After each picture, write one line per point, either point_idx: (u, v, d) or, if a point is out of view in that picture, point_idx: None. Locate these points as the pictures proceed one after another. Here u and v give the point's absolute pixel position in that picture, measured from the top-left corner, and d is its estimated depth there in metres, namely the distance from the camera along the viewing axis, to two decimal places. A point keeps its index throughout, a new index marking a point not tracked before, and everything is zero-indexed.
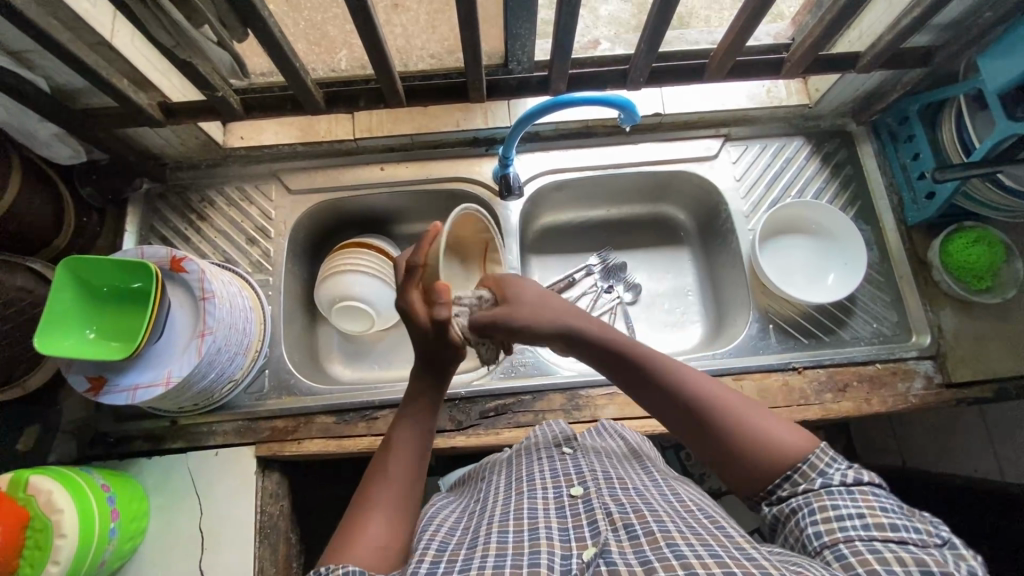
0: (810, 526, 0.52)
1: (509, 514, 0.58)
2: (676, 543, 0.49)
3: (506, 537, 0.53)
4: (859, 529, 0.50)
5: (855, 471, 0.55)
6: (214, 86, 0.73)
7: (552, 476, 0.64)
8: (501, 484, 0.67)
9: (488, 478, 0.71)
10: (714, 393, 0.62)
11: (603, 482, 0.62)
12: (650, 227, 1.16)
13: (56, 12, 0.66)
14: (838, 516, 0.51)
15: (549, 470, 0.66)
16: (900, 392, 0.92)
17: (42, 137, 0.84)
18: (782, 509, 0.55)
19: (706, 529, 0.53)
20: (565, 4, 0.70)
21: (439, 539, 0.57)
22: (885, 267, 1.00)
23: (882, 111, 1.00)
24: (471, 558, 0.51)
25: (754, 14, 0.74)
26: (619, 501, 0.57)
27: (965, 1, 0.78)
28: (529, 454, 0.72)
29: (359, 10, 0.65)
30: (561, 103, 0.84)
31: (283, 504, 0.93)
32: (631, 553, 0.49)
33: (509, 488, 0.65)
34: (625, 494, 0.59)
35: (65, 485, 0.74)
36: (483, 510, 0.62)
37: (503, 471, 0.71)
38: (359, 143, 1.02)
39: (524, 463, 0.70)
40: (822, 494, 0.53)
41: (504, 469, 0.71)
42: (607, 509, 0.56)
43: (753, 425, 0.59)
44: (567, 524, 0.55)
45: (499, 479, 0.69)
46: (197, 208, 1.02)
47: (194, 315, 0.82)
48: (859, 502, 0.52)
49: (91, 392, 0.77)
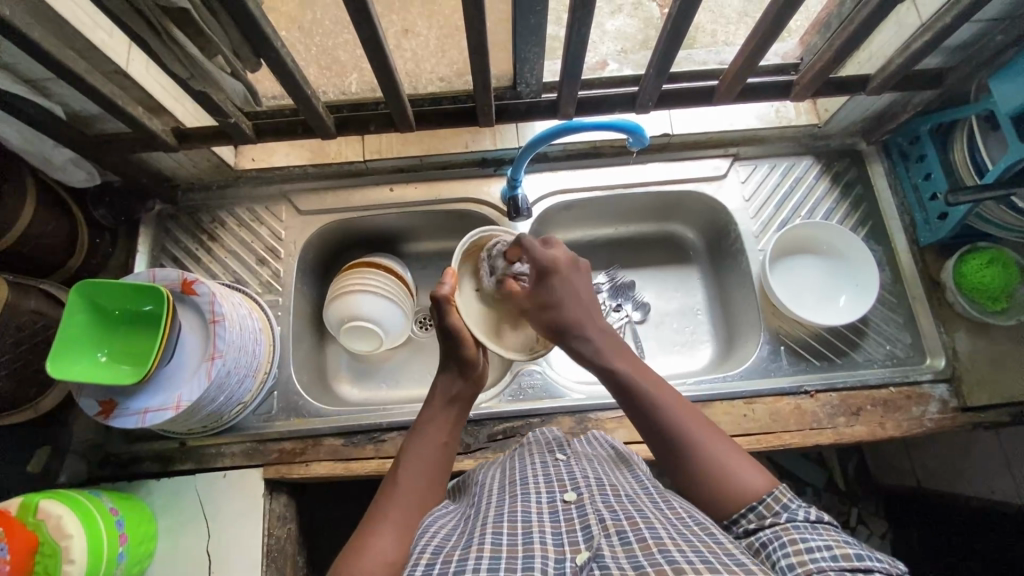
0: (781, 558, 0.51)
1: (504, 516, 0.56)
2: (668, 549, 0.48)
3: (500, 539, 0.52)
4: (828, 560, 0.49)
5: (815, 511, 0.56)
6: (228, 113, 0.74)
7: (546, 481, 0.63)
8: (496, 484, 0.66)
9: (480, 482, 0.71)
10: (687, 417, 0.64)
11: (596, 488, 0.60)
12: (659, 245, 1.15)
13: (73, 43, 0.67)
14: (808, 547, 0.50)
15: (543, 475, 0.64)
16: (915, 416, 0.91)
17: (57, 162, 0.85)
18: (751, 542, 0.55)
19: (697, 536, 0.52)
20: (576, 31, 0.71)
21: (436, 542, 0.56)
22: (897, 288, 0.99)
23: (893, 131, 0.99)
24: (465, 559, 0.50)
25: (764, 39, 0.74)
26: (612, 507, 0.56)
27: (976, 24, 0.78)
28: (522, 457, 0.71)
29: (371, 39, 0.66)
30: (571, 128, 0.83)
31: (291, 527, 0.93)
32: (624, 558, 0.48)
33: (504, 488, 0.63)
34: (618, 501, 0.58)
35: (75, 509, 0.74)
36: (477, 513, 0.61)
37: (496, 473, 0.70)
38: (368, 165, 1.03)
39: (518, 467, 0.68)
40: (790, 528, 0.53)
41: (501, 469, 0.70)
42: (601, 515, 0.55)
43: (718, 456, 0.61)
44: (560, 529, 0.54)
45: (494, 479, 0.68)
46: (208, 229, 1.03)
47: (202, 336, 0.82)
48: (825, 536, 0.51)
49: (102, 415, 0.78)
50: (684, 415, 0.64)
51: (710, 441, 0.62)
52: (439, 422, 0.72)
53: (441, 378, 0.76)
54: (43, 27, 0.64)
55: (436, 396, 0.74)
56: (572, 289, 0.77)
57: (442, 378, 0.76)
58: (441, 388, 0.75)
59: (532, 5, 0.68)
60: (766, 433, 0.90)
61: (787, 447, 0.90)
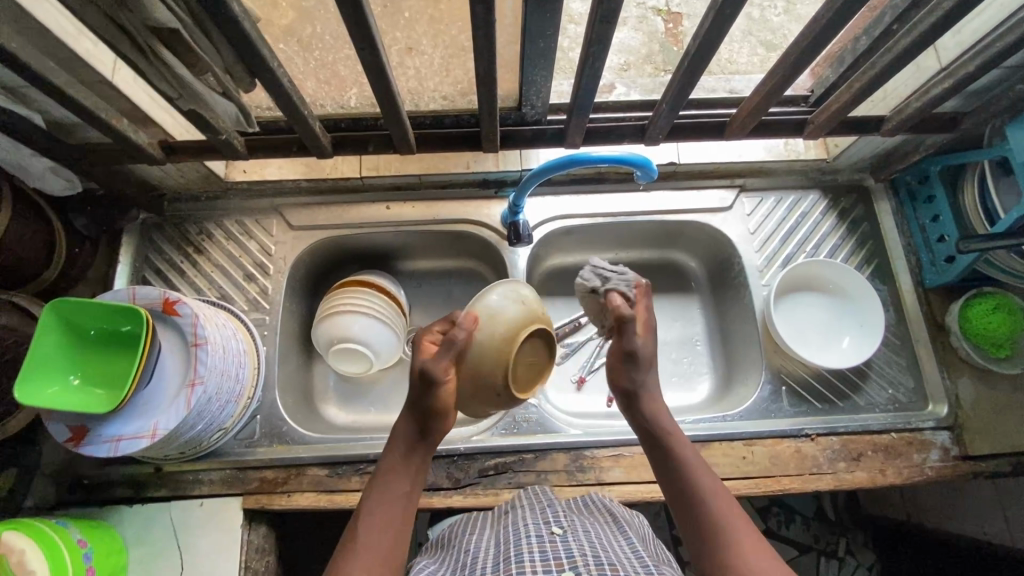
0: None
1: None
2: None
3: None
4: None
5: None
6: (219, 130, 0.70)
7: (542, 558, 0.58)
8: (489, 560, 0.61)
9: (474, 547, 0.66)
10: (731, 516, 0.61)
11: (595, 567, 0.56)
12: (660, 272, 1.12)
13: (55, 53, 0.63)
14: None
15: (539, 552, 0.59)
16: (916, 464, 0.89)
17: (35, 171, 0.81)
18: None
19: None
20: (588, 64, 0.68)
21: None
22: (901, 329, 0.97)
23: (902, 170, 0.97)
24: None
25: (782, 78, 0.72)
26: None
27: (997, 71, 0.76)
28: (517, 526, 0.67)
29: (373, 62, 0.63)
30: (577, 160, 0.81)
31: (270, 559, 0.89)
32: None
33: (497, 566, 0.59)
34: None
35: (40, 542, 0.70)
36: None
37: (491, 545, 0.65)
38: (366, 181, 1.00)
39: (511, 539, 0.64)
40: None
41: (493, 543, 0.66)
42: None
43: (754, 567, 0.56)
44: None
45: (487, 553, 0.64)
46: (194, 241, 0.98)
47: (182, 362, 0.78)
48: None
49: (72, 442, 0.73)
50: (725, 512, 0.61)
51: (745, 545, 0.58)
52: (401, 468, 0.65)
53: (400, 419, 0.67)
54: (21, 35, 0.60)
55: (394, 443, 0.67)
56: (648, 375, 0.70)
57: (401, 418, 0.67)
58: (401, 433, 0.67)
59: (543, 29, 0.65)
60: (764, 476, 0.88)
61: (785, 493, 0.88)
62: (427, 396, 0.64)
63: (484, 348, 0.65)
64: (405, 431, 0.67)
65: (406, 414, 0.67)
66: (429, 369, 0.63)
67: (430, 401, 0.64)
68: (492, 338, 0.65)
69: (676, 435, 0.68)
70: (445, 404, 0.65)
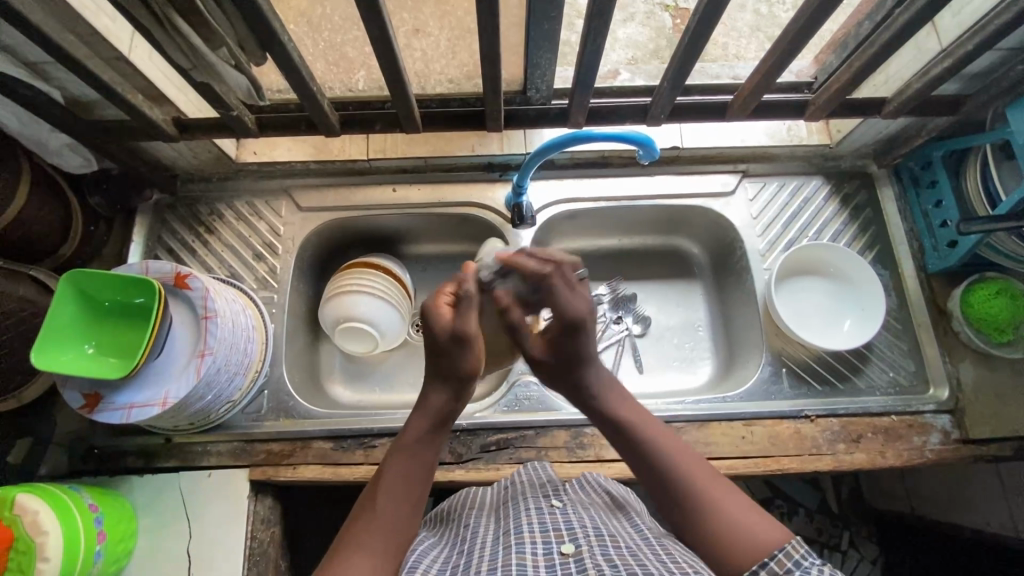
0: None
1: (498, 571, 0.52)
2: None
3: None
4: None
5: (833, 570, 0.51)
6: (231, 106, 0.73)
7: (541, 530, 0.59)
8: (489, 534, 0.62)
9: (473, 524, 0.67)
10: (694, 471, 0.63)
11: (595, 540, 0.57)
12: (662, 258, 1.13)
13: (75, 27, 0.66)
14: None
15: (537, 523, 0.61)
16: (916, 446, 0.90)
17: (53, 147, 0.83)
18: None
19: None
20: (591, 43, 0.69)
21: None
22: (903, 314, 0.97)
23: (905, 155, 0.98)
24: None
25: (782, 57, 0.73)
26: (612, 563, 0.52)
27: (998, 52, 0.77)
28: (515, 502, 0.68)
29: (380, 37, 0.64)
30: (579, 138, 0.82)
31: (275, 530, 0.91)
32: None
33: (497, 538, 0.60)
34: (618, 555, 0.54)
35: (53, 504, 0.72)
36: (468, 563, 0.57)
37: (489, 522, 0.66)
38: (372, 163, 1.02)
39: (511, 514, 0.65)
40: None
41: (493, 519, 0.67)
42: (602, 571, 0.50)
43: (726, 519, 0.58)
44: None
45: (487, 527, 0.65)
46: (205, 221, 1.01)
47: (193, 334, 0.80)
48: None
49: (86, 409, 0.76)
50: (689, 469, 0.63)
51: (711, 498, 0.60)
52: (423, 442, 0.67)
53: (433, 391, 0.70)
54: (44, 9, 0.62)
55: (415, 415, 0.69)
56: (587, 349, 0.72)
57: (433, 392, 0.69)
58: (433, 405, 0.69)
59: (547, 10, 0.66)
60: (763, 456, 0.89)
61: (785, 472, 0.88)
62: (460, 355, 0.68)
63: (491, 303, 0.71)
64: (434, 405, 0.69)
65: (439, 386, 0.69)
66: (458, 327, 0.67)
67: (463, 361, 0.68)
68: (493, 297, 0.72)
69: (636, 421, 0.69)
70: (472, 366, 0.69)
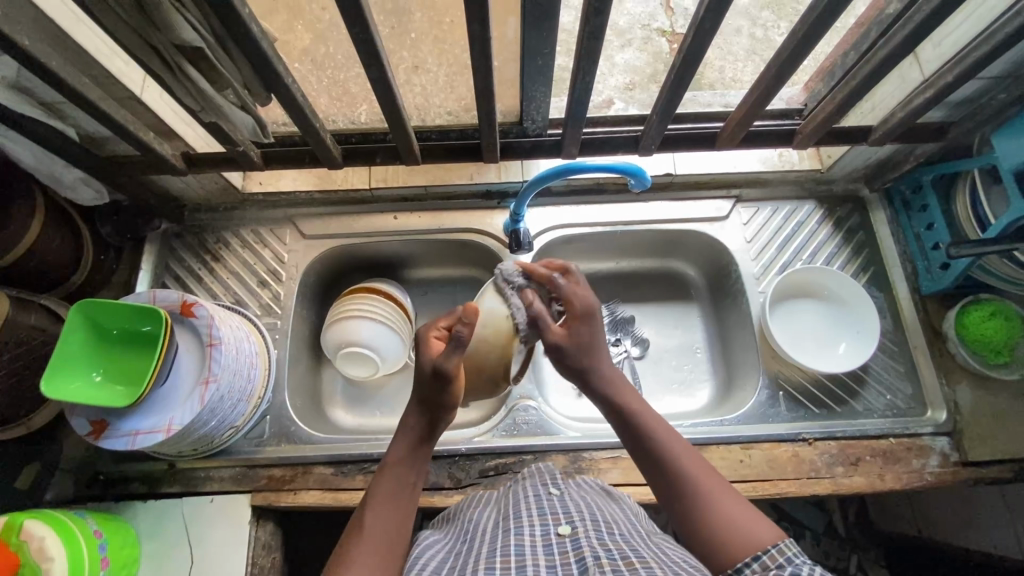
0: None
1: (496, 552, 0.54)
2: None
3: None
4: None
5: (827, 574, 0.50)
6: (236, 141, 0.76)
7: (540, 514, 0.60)
8: (490, 521, 0.64)
9: (475, 515, 0.69)
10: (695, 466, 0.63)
11: (591, 523, 0.58)
12: (659, 281, 1.15)
13: (91, 71, 0.69)
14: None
15: (536, 508, 0.62)
16: (915, 469, 0.89)
17: (67, 181, 0.87)
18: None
19: None
20: (581, 79, 0.72)
21: None
22: (899, 336, 0.98)
23: (896, 179, 1.00)
24: None
25: (767, 89, 0.76)
26: (607, 546, 0.53)
27: (978, 82, 0.79)
28: (516, 491, 0.70)
29: (380, 78, 0.67)
30: (573, 168, 0.84)
31: (276, 556, 0.91)
32: None
33: (498, 524, 0.61)
34: (613, 539, 0.55)
35: (58, 530, 0.73)
36: (469, 550, 0.58)
37: (490, 512, 0.67)
38: (374, 192, 1.05)
39: (512, 502, 0.67)
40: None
41: (494, 509, 0.68)
42: (596, 552, 0.51)
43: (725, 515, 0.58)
44: (555, 562, 0.51)
45: (488, 516, 0.66)
46: (211, 249, 1.04)
47: (199, 360, 0.82)
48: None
49: (92, 436, 0.77)
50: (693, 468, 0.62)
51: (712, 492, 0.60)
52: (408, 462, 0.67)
53: (411, 411, 0.69)
54: (62, 56, 0.66)
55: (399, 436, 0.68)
56: (598, 338, 0.71)
57: (412, 413, 0.69)
58: (411, 426, 0.68)
59: (540, 47, 0.69)
60: (762, 480, 0.89)
61: (783, 496, 0.88)
62: (441, 392, 0.67)
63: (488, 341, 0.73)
64: (415, 425, 0.68)
65: (417, 406, 0.68)
66: (427, 365, 0.68)
67: (445, 396, 0.67)
68: (494, 333, 0.73)
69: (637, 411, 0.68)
70: (454, 399, 0.68)
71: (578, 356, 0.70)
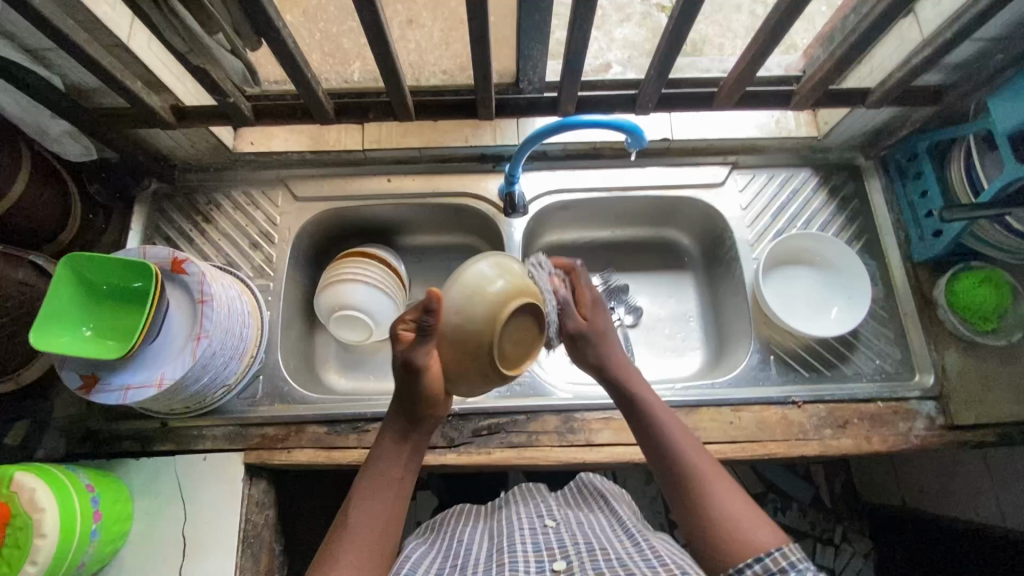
0: None
1: None
2: None
3: None
4: None
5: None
6: (226, 92, 0.75)
7: (535, 549, 0.62)
8: (484, 552, 0.65)
9: (468, 539, 0.70)
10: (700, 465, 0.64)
11: (586, 555, 0.59)
12: (653, 250, 1.15)
13: (75, 14, 0.68)
14: None
15: (532, 544, 0.63)
16: (901, 432, 0.91)
17: (53, 134, 0.85)
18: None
19: None
20: (579, 33, 0.71)
21: None
22: (889, 303, 0.99)
23: (893, 146, 1.00)
24: None
25: (763, 48, 0.75)
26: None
27: (978, 43, 0.79)
28: (512, 521, 0.71)
29: (373, 24, 0.65)
30: (569, 124, 0.83)
31: (270, 513, 0.91)
32: None
33: (492, 556, 0.63)
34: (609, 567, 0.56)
35: (48, 482, 0.73)
36: None
37: (484, 539, 0.69)
38: (368, 154, 1.04)
39: (507, 532, 0.68)
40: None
41: (488, 535, 0.70)
42: None
43: (725, 512, 0.59)
44: None
45: (481, 544, 0.68)
46: (203, 210, 1.02)
47: (191, 316, 0.82)
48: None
49: (82, 390, 0.77)
50: (697, 460, 0.64)
51: (714, 486, 0.61)
52: (388, 460, 0.66)
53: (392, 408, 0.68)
54: None
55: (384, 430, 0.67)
56: (606, 327, 0.77)
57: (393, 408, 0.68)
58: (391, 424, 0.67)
59: (538, 1, 0.68)
60: (750, 441, 0.90)
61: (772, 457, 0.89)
62: (418, 386, 0.64)
63: (469, 318, 0.61)
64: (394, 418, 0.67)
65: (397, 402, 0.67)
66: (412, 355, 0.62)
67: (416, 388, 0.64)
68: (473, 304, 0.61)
69: (650, 403, 0.70)
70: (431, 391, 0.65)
71: (595, 345, 0.76)
